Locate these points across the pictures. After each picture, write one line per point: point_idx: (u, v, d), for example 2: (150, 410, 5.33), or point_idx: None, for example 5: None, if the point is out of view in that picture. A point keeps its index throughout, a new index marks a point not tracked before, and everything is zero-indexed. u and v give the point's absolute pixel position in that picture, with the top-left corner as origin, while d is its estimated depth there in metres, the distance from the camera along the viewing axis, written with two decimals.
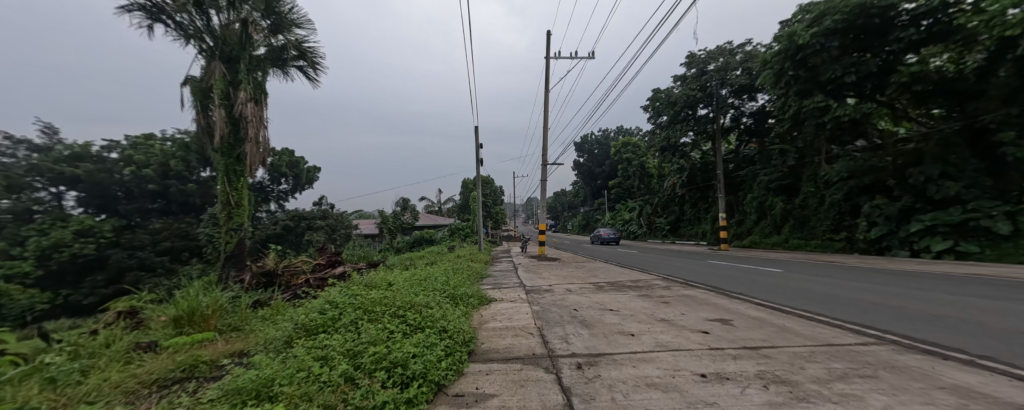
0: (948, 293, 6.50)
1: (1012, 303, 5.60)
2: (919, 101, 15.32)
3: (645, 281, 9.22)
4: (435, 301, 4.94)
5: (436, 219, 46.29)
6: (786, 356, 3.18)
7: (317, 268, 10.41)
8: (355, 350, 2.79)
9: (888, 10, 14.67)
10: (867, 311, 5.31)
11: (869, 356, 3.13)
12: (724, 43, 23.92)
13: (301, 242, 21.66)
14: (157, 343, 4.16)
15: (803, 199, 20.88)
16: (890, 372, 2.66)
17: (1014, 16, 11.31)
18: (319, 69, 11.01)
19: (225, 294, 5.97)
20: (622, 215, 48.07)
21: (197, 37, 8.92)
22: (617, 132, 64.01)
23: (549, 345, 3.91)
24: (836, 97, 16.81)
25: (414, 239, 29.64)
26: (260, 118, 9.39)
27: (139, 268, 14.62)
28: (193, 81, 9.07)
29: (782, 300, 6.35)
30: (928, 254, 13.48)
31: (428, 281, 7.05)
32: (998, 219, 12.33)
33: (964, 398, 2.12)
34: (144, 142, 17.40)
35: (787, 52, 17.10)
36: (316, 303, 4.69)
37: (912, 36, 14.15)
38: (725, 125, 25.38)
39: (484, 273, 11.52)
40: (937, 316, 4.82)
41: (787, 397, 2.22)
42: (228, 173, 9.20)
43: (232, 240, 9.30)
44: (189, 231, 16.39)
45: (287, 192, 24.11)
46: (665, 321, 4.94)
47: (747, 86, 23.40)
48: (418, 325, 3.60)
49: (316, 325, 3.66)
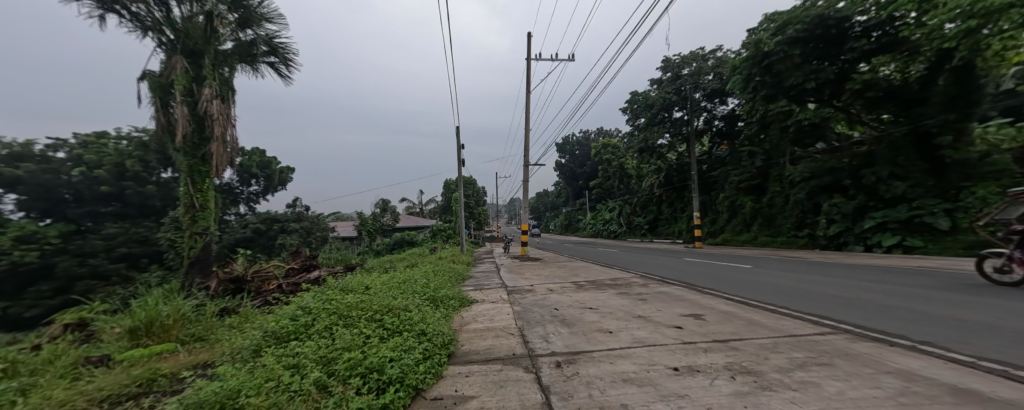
0: (903, 285, 6.92)
1: (956, 293, 6.03)
2: (872, 106, 16.25)
3: (624, 279, 9.44)
4: (413, 304, 4.88)
5: (417, 221, 45.59)
6: (752, 348, 3.34)
7: (290, 273, 10.07)
8: (330, 356, 2.70)
9: (843, 22, 15.45)
10: (825, 302, 5.66)
11: (826, 345, 3.35)
12: (697, 48, 24.77)
13: (274, 246, 20.76)
14: (110, 357, 3.89)
15: (770, 198, 22.02)
16: (844, 360, 2.84)
17: (951, 30, 12.29)
18: (291, 66, 10.59)
19: (188, 302, 5.68)
20: (602, 215, 49.00)
21: (157, 29, 8.44)
22: (598, 134, 65.06)
23: (530, 345, 3.94)
24: (798, 101, 17.71)
25: (394, 240, 29.09)
26: (227, 116, 8.85)
27: (91, 277, 13.43)
28: (152, 75, 8.57)
29: (752, 295, 6.60)
30: (880, 250, 14.58)
31: (407, 284, 6.90)
32: (939, 216, 13.47)
33: (906, 381, 2.30)
34: (95, 141, 16.20)
35: (754, 59, 17.73)
36: (288, 309, 4.50)
37: (865, 46, 15.04)
38: (698, 128, 26.24)
39: (465, 275, 11.43)
40: (887, 306, 5.17)
41: (751, 387, 2.34)
42: (193, 173, 8.75)
43: (198, 245, 8.88)
44: (149, 236, 15.33)
45: (257, 194, 22.98)
46: (641, 317, 5.09)
47: (719, 90, 24.35)
48: (396, 329, 3.54)
49: (287, 333, 3.56)
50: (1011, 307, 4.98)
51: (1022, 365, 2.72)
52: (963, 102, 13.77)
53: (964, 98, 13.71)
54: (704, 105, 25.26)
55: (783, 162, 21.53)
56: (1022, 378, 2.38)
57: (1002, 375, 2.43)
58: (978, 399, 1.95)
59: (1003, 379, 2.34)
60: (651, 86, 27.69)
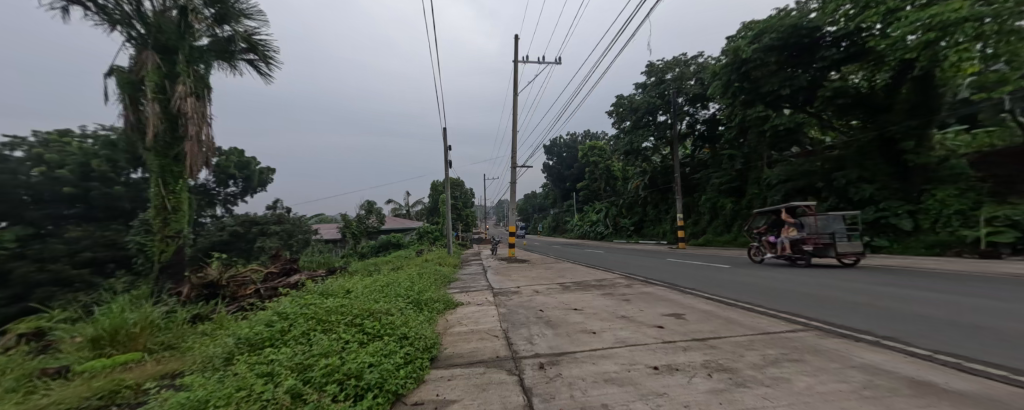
0: (872, 284, 7.22)
1: (920, 291, 6.34)
2: (842, 112, 16.99)
3: (609, 280, 9.54)
4: (396, 308, 4.81)
5: (403, 222, 44.95)
6: (729, 346, 3.43)
7: (269, 277, 9.77)
8: (306, 363, 2.64)
9: (815, 32, 16.14)
10: (798, 300, 5.87)
11: (797, 341, 3.48)
12: (679, 54, 25.41)
13: (252, 249, 20.11)
14: (68, 369, 3.67)
15: (749, 200, 22.70)
16: (813, 356, 2.96)
17: (913, 41, 12.87)
18: (272, 64, 10.24)
19: (157, 309, 5.44)
20: (589, 216, 49.47)
21: (126, 23, 8.07)
22: (585, 136, 65.74)
23: (514, 347, 3.93)
24: (774, 106, 18.33)
25: (379, 243, 28.59)
26: (202, 115, 8.53)
27: (52, 284, 12.16)
28: (120, 71, 8.19)
29: (730, 294, 6.80)
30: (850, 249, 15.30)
31: (390, 287, 6.79)
32: (903, 217, 14.22)
33: (870, 374, 2.42)
34: (57, 139, 15.31)
35: (733, 65, 18.28)
36: (265, 315, 4.37)
37: (835, 55, 15.75)
38: (681, 131, 26.79)
39: (452, 277, 11.34)
40: (855, 303, 5.41)
41: (727, 384, 2.40)
42: (165, 174, 8.39)
43: (169, 249, 8.50)
44: (118, 240, 14.51)
45: (235, 195, 22.17)
46: (624, 318, 5.16)
47: (701, 95, 24.98)
48: (376, 334, 3.48)
49: (262, 339, 3.45)
50: (970, 304, 5.25)
51: (976, 358, 2.88)
52: (924, 109, 14.69)
53: (925, 106, 14.64)
54: (687, 109, 25.88)
55: (761, 165, 22.24)
56: (975, 370, 2.52)
57: (958, 368, 2.57)
58: (932, 390, 2.07)
59: (957, 371, 2.48)
60: (636, 90, 28.19)
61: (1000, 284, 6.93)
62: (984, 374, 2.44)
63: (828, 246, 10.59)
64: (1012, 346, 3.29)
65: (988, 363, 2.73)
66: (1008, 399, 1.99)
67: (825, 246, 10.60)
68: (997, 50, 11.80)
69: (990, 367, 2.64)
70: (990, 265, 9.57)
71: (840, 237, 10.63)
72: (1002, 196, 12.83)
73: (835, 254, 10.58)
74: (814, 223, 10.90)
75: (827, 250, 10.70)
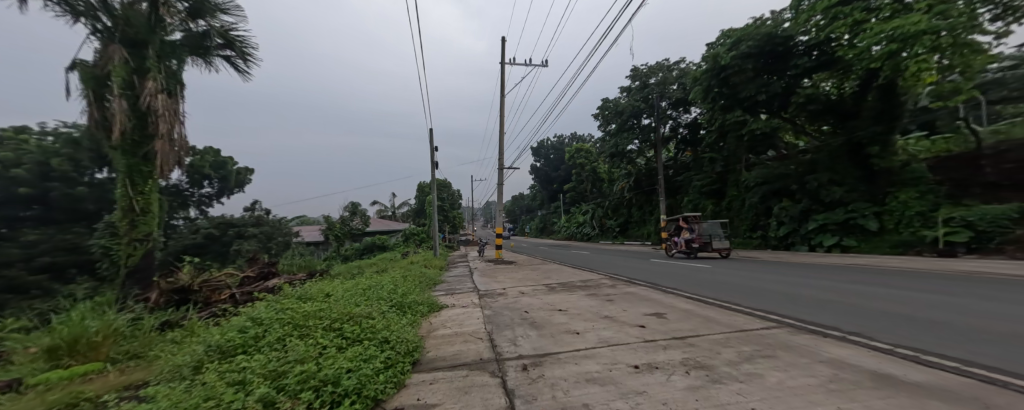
0: (843, 282, 7.52)
1: (886, 288, 6.65)
2: (814, 118, 17.73)
3: (593, 281, 9.65)
4: (377, 311, 4.73)
5: (389, 224, 44.21)
6: (707, 343, 3.53)
7: (245, 282, 9.45)
8: (280, 370, 2.56)
9: (789, 41, 16.79)
10: (771, 298, 6.09)
11: (770, 338, 3.61)
12: (662, 60, 25.99)
13: (228, 253, 19.38)
14: (20, 382, 3.43)
15: (729, 202, 23.40)
16: (785, 351, 3.07)
17: (878, 51, 13.60)
18: (250, 61, 9.94)
19: (122, 316, 5.17)
20: (576, 218, 49.88)
21: (90, 15, 7.65)
22: (571, 139, 66.42)
23: (498, 349, 3.92)
24: (751, 112, 18.96)
25: (364, 245, 28.04)
26: (174, 112, 8.18)
27: (5, 292, 11.41)
28: (83, 66, 7.78)
29: (709, 293, 6.99)
30: (822, 249, 16.04)
31: (372, 290, 6.66)
32: (870, 218, 14.97)
33: (836, 368, 2.53)
34: (13, 137, 14.36)
35: (713, 71, 18.84)
36: (238, 321, 4.22)
37: (807, 63, 16.41)
38: (664, 134, 27.34)
39: (437, 279, 11.21)
40: (825, 301, 5.64)
41: (704, 381, 2.47)
42: (133, 174, 8.01)
43: (137, 253, 8.13)
44: (80, 244, 13.54)
45: (210, 197, 21.29)
46: (608, 318, 5.23)
47: (683, 99, 25.58)
48: (356, 338, 3.41)
49: (234, 347, 3.33)
50: (931, 300, 5.53)
51: (932, 350, 3.05)
52: (887, 116, 15.50)
53: (890, 112, 15.45)
54: (670, 113, 26.44)
55: (739, 168, 22.96)
56: (931, 363, 2.66)
57: (915, 360, 2.71)
58: (892, 382, 2.18)
59: (916, 364, 2.62)
60: (621, 93, 28.65)
61: (959, 281, 7.33)
62: (939, 366, 2.58)
63: (708, 243, 15.09)
64: (964, 339, 3.49)
65: (943, 356, 2.89)
66: (959, 389, 2.11)
67: (705, 244, 15.20)
68: (953, 61, 12.59)
69: (944, 359, 2.80)
70: (949, 264, 10.12)
71: (716, 238, 15.24)
72: (957, 198, 13.69)
73: (712, 249, 15.10)
74: (700, 227, 15.54)
75: (707, 246, 15.21)
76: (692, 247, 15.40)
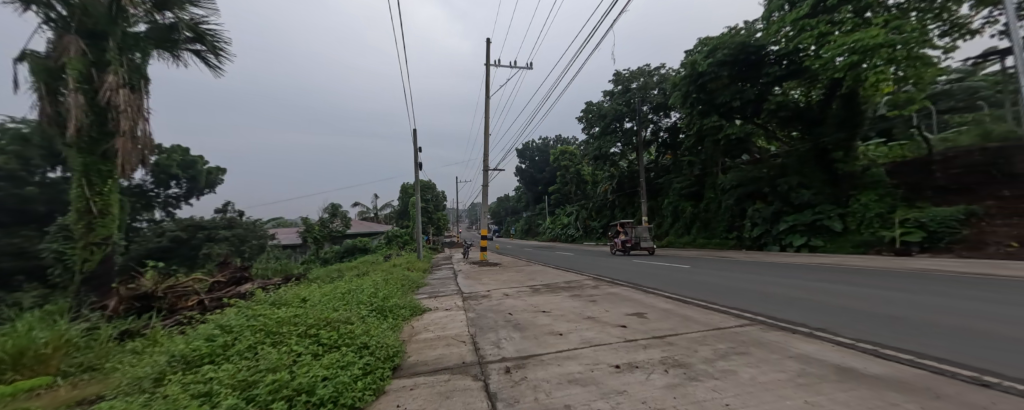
0: (812, 280, 7.86)
1: (851, 286, 6.99)
2: (785, 124, 18.56)
3: (577, 282, 9.75)
4: (356, 316, 4.61)
5: (371, 226, 43.29)
6: (685, 342, 3.61)
7: (215, 287, 9.02)
8: (250, 380, 2.44)
9: (761, 50, 17.52)
10: (744, 297, 6.31)
11: (744, 335, 3.73)
12: (644, 65, 26.60)
13: (197, 257, 18.44)
14: None
15: (707, 203, 24.18)
16: (757, 348, 3.18)
17: (841, 62, 14.34)
18: (222, 56, 9.48)
19: (76, 326, 4.82)
20: (560, 219, 50.26)
21: (44, 3, 7.15)
22: (557, 141, 66.98)
23: (480, 352, 3.89)
24: (727, 117, 19.65)
25: (344, 247, 27.33)
26: (137, 109, 7.69)
27: None
28: (34, 57, 7.23)
29: (687, 293, 7.18)
30: (792, 249, 16.81)
31: (352, 294, 6.49)
32: (835, 219, 15.77)
33: (805, 363, 2.63)
34: None
35: (691, 78, 19.46)
36: (205, 328, 4.01)
37: (778, 72, 17.18)
38: (646, 138, 27.89)
39: (420, 282, 11.03)
40: (796, 299, 5.87)
41: (682, 378, 2.52)
42: (89, 173, 7.49)
43: (95, 257, 7.62)
44: (30, 248, 12.50)
45: (177, 198, 20.21)
46: (590, 318, 5.28)
47: (663, 104, 26.26)
48: (333, 344, 3.30)
49: (201, 357, 3.17)
50: (891, 297, 5.85)
51: (890, 344, 3.22)
52: (850, 123, 16.40)
53: (852, 119, 16.36)
54: (651, 117, 27.05)
55: (716, 171, 23.74)
56: (889, 356, 2.81)
57: (875, 354, 2.85)
58: (854, 375, 2.29)
59: (875, 357, 2.76)
60: (604, 97, 29.16)
61: (917, 279, 7.78)
62: (896, 359, 2.72)
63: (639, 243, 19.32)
64: (919, 333, 3.72)
65: (899, 349, 3.06)
66: (914, 380, 2.23)
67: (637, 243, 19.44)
68: (907, 73, 13.47)
69: (900, 352, 2.97)
70: (907, 262, 10.75)
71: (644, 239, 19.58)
72: (911, 201, 14.53)
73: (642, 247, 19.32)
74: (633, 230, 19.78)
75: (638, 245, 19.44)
76: (627, 246, 19.62)
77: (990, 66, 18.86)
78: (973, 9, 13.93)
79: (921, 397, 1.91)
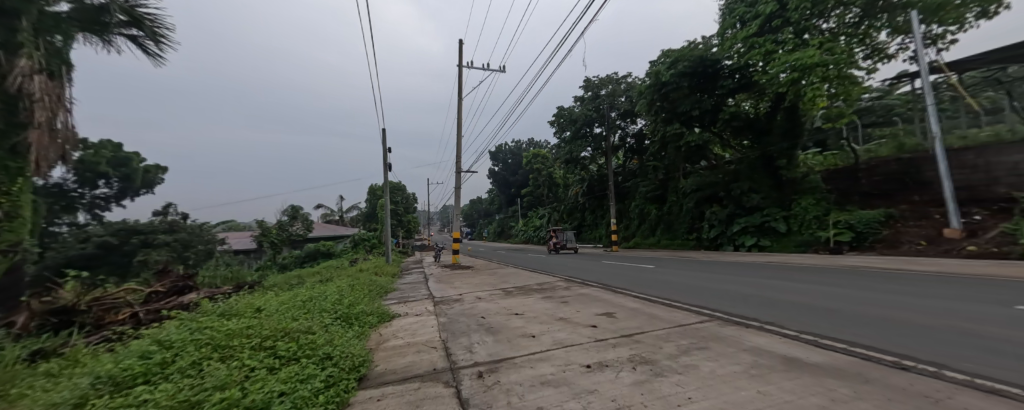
0: (762, 278, 8.49)
1: (794, 282, 7.64)
2: (738, 133, 19.98)
3: (548, 283, 9.87)
4: (317, 325, 4.39)
5: (335, 229, 41.27)
6: (650, 339, 3.79)
7: (153, 298, 8.16)
8: (195, 399, 2.20)
9: (717, 64, 18.72)
10: (703, 294, 6.70)
11: (704, 331, 3.97)
12: (612, 73, 27.56)
13: (131, 264, 16.62)
14: None
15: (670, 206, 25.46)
16: (716, 343, 3.40)
17: (784, 78, 15.56)
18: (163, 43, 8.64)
19: None
20: (532, 222, 50.69)
21: None
22: (529, 144, 67.63)
23: (452, 357, 3.84)
24: (687, 125, 20.81)
25: (306, 252, 25.84)
26: (58, 98, 5.88)
27: None
28: None
29: (652, 292, 7.50)
30: (744, 248, 18.17)
31: (313, 302, 6.14)
32: (780, 221, 17.19)
33: (758, 355, 2.85)
34: None
35: (654, 87, 20.44)
36: (140, 345, 3.61)
37: (731, 85, 18.50)
38: (613, 143, 28.81)
39: (388, 287, 10.66)
40: (748, 295, 6.33)
41: (649, 375, 2.64)
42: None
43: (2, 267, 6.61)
44: None
45: (106, 199, 18.15)
46: (562, 319, 5.38)
47: (630, 111, 27.36)
48: (292, 357, 3.11)
49: (133, 376, 2.81)
50: (828, 291, 6.47)
51: (828, 335, 3.57)
52: (793, 134, 18.05)
53: (793, 130, 18.07)
54: (619, 123, 28.06)
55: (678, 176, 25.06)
56: (827, 346, 3.11)
57: (815, 344, 3.15)
58: (800, 365, 2.52)
59: (815, 347, 3.05)
60: (574, 103, 29.94)
61: (851, 275, 8.62)
62: (833, 348, 3.02)
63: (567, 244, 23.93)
64: (850, 324, 4.14)
65: (835, 339, 3.40)
66: (847, 367, 2.49)
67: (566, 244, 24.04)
68: (839, 90, 14.99)
69: (836, 341, 3.30)
70: (840, 260, 11.93)
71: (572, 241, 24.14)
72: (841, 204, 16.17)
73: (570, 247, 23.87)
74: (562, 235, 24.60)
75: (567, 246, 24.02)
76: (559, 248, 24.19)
77: (905, 87, 21.55)
78: (890, 37, 15.81)
79: (854, 382, 2.14)
